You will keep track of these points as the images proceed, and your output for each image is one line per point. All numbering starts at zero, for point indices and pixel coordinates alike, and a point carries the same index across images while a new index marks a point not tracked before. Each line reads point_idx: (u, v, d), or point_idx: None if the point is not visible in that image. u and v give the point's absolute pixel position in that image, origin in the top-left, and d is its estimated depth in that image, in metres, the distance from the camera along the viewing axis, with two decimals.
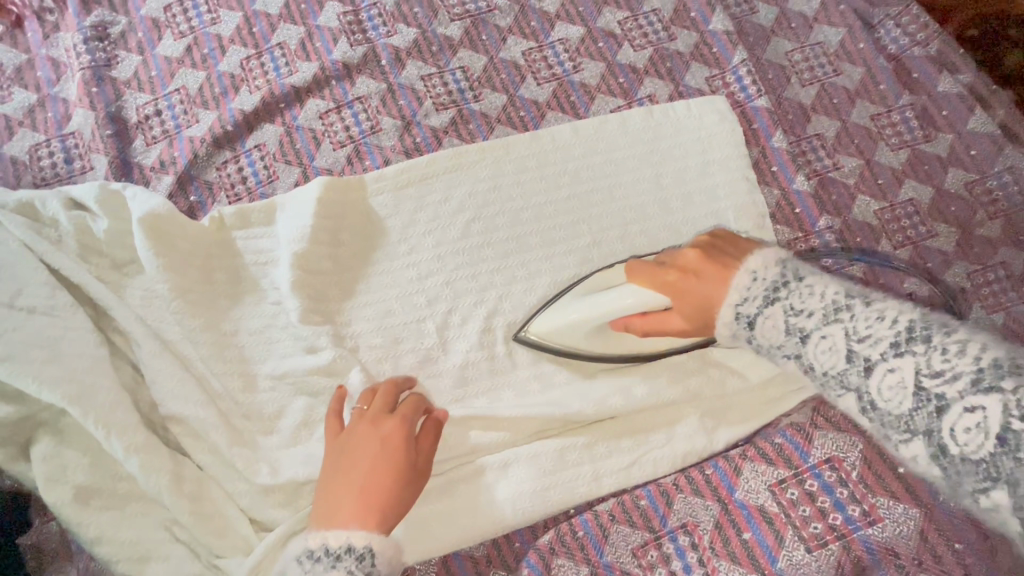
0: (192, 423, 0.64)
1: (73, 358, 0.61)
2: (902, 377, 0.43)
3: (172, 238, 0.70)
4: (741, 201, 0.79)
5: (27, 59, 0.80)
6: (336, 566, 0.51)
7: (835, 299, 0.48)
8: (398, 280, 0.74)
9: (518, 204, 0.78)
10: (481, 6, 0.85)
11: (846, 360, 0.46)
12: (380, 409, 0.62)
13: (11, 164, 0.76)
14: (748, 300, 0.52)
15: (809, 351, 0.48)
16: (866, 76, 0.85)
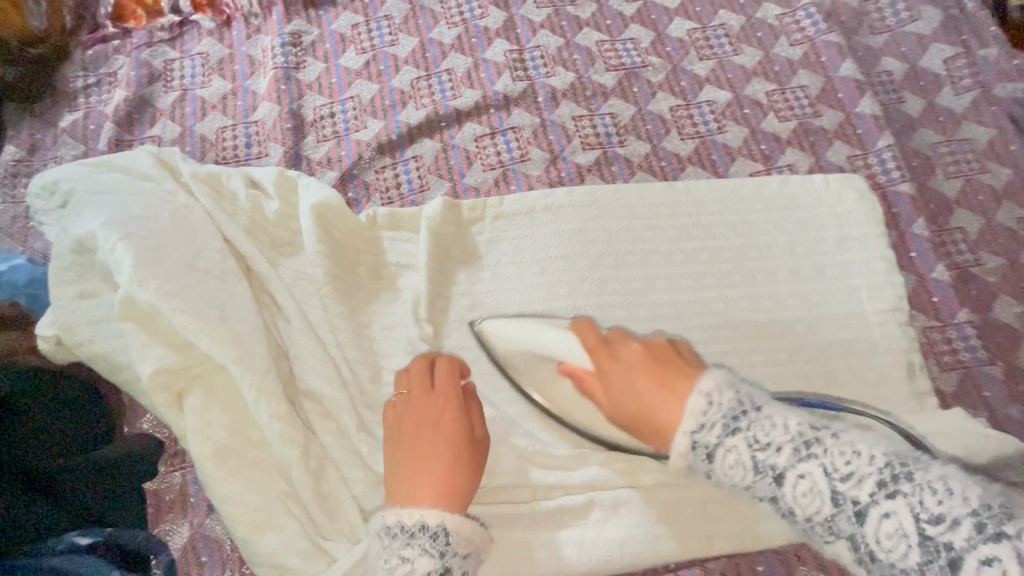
0: (325, 402, 0.67)
1: (236, 322, 0.65)
2: (811, 484, 0.41)
3: (333, 230, 0.75)
4: (876, 282, 0.78)
5: (229, 53, 0.90)
6: (411, 543, 0.51)
7: (801, 431, 0.42)
8: (527, 299, 0.77)
9: (652, 249, 0.80)
10: (636, 61, 0.91)
11: (834, 505, 0.40)
12: (420, 390, 0.63)
13: (200, 141, 0.84)
14: (705, 429, 0.45)
15: (786, 497, 0.42)
16: (1014, 179, 0.84)
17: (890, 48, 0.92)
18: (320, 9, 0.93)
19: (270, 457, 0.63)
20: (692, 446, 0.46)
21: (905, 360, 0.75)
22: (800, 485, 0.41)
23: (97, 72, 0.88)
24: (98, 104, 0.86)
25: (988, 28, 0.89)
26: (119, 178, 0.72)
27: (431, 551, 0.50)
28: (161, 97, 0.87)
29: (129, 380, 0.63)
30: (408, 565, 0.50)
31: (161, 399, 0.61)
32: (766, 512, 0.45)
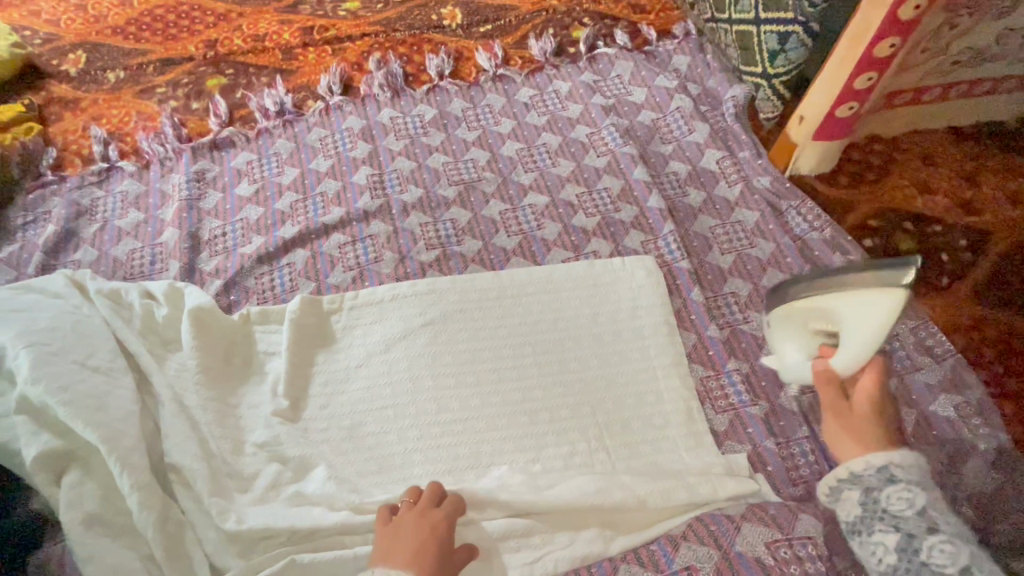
0: (186, 473, 0.80)
1: (114, 409, 0.80)
2: (912, 498, 0.69)
3: (209, 328, 0.92)
4: (661, 341, 0.95)
5: (145, 190, 1.12)
6: None
7: (922, 511, 0.68)
8: (373, 374, 0.92)
9: (479, 325, 0.97)
10: (474, 177, 1.14)
11: (915, 513, 0.68)
12: (427, 503, 0.75)
13: (113, 262, 1.03)
14: (902, 468, 0.71)
15: (886, 496, 0.70)
16: (776, 250, 1.04)
17: (676, 153, 1.15)
18: (223, 151, 1.17)
19: (133, 523, 0.75)
20: (860, 471, 0.73)
21: (684, 404, 0.90)
22: (893, 494, 0.70)
23: (34, 212, 1.09)
24: (32, 237, 1.06)
25: (744, 135, 1.14)
26: (38, 299, 0.90)
27: None
28: (85, 228, 1.07)
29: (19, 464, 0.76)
30: None
31: (41, 478, 0.74)
32: (848, 498, 0.74)
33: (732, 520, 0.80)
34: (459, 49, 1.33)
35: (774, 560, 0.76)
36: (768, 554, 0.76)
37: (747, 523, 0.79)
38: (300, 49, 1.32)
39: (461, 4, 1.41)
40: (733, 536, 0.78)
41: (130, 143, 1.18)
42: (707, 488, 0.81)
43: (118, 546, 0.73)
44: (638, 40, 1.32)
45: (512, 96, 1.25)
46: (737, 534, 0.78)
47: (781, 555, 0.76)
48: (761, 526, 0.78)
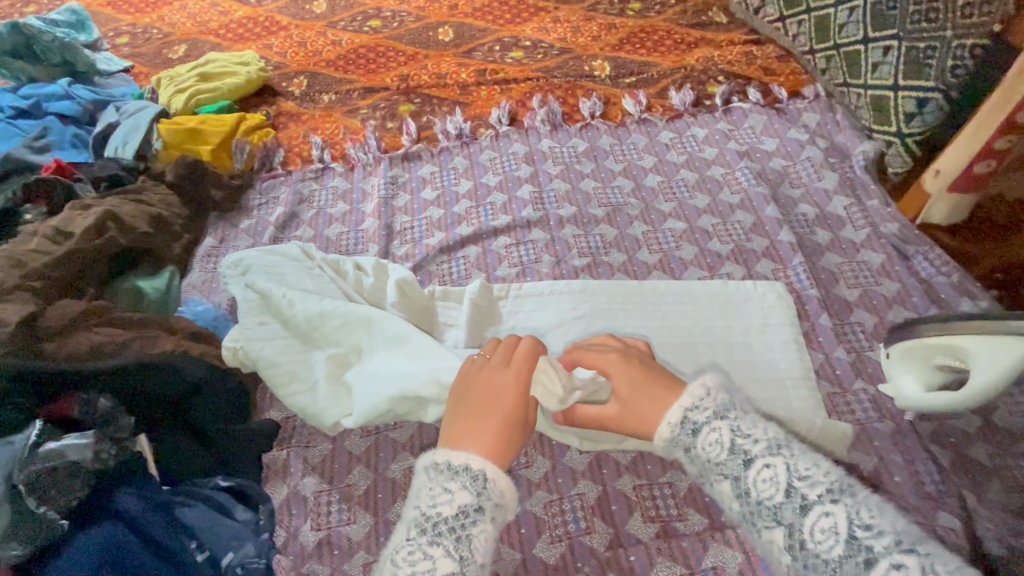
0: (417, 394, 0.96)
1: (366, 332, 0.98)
2: (774, 474, 0.59)
3: (407, 296, 1.11)
4: (791, 354, 1.05)
5: (350, 187, 1.38)
6: (454, 478, 0.63)
7: (783, 477, 0.59)
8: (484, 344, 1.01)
9: (631, 321, 1.10)
10: (620, 201, 1.31)
11: (786, 497, 0.58)
12: (498, 358, 0.75)
13: (326, 240, 1.28)
14: (698, 410, 0.65)
15: (750, 478, 0.60)
16: (901, 289, 1.13)
17: (805, 197, 1.28)
18: (411, 162, 1.42)
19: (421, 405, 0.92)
20: (682, 423, 0.66)
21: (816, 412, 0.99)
22: (756, 477, 0.60)
23: (266, 196, 1.37)
24: (265, 215, 1.34)
25: (873, 187, 1.26)
26: (278, 260, 1.10)
27: (469, 489, 0.63)
28: (305, 213, 1.34)
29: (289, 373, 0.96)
30: (449, 495, 0.62)
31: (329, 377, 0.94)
32: (723, 492, 0.62)
33: None
34: (608, 95, 1.55)
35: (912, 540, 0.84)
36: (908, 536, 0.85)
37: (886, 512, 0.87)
38: (475, 87, 1.59)
39: (610, 59, 1.64)
40: None
41: (339, 150, 1.46)
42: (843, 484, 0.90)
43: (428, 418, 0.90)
44: (770, 97, 1.48)
45: (654, 137, 1.44)
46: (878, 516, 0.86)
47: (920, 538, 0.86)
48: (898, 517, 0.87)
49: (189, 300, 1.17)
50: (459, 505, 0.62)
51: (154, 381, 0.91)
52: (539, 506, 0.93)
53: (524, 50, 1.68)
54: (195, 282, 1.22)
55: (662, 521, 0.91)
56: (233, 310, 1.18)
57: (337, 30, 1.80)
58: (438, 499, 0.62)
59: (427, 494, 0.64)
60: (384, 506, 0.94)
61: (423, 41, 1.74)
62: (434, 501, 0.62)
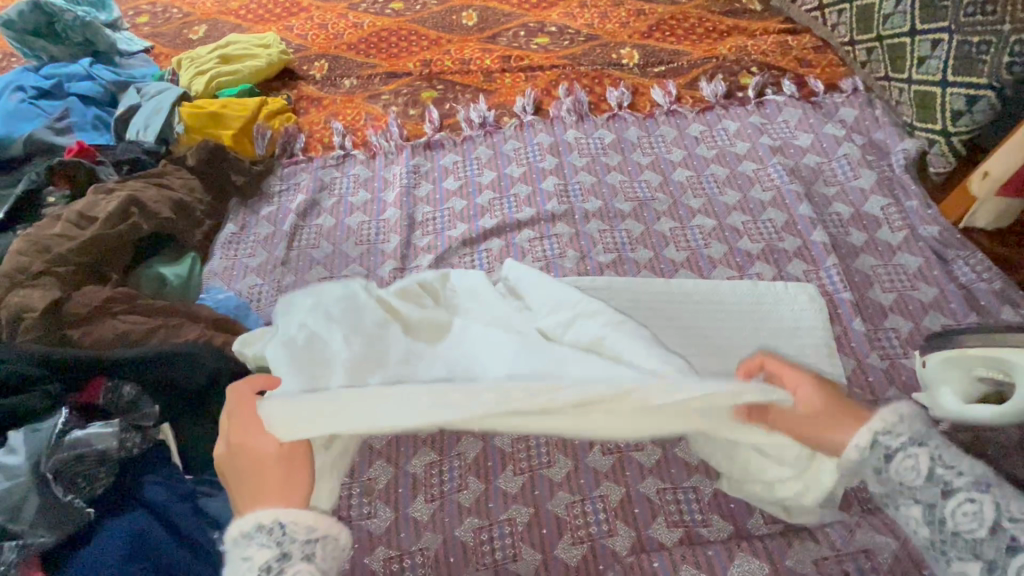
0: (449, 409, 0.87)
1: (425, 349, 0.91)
2: (978, 509, 0.56)
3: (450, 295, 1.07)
4: (822, 359, 1.02)
5: (372, 175, 1.36)
6: (261, 540, 0.61)
7: (984, 512, 0.55)
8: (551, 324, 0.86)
9: (653, 328, 1.03)
10: (648, 196, 1.28)
11: (990, 533, 0.55)
12: (235, 401, 0.70)
13: (347, 229, 1.27)
14: (890, 434, 0.62)
15: (948, 508, 0.57)
16: (939, 294, 1.10)
17: (840, 196, 1.24)
18: (434, 151, 1.39)
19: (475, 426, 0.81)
20: (872, 446, 0.63)
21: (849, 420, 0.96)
22: (956, 507, 0.57)
23: (287, 183, 1.35)
24: (286, 201, 1.32)
25: (912, 187, 1.21)
26: None
27: (273, 544, 0.60)
28: (326, 200, 1.32)
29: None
30: (254, 558, 0.60)
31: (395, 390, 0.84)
32: (910, 516, 0.60)
33: None
34: (636, 85, 1.50)
35: None
36: None
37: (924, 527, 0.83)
38: (499, 74, 1.55)
39: (639, 47, 1.59)
40: None
41: (361, 137, 1.44)
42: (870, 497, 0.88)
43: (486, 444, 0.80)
44: (805, 91, 1.43)
45: (684, 130, 1.40)
46: None
47: None
48: None
49: (210, 287, 1.16)
50: (264, 560, 0.59)
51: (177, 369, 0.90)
52: (561, 507, 0.92)
53: (549, 37, 1.64)
54: (215, 269, 1.21)
55: (685, 526, 0.89)
56: (254, 299, 1.17)
57: (359, 12, 1.76)
58: (246, 563, 0.60)
59: (235, 562, 0.61)
60: (404, 502, 0.93)
61: (447, 25, 1.70)
62: (241, 565, 0.60)
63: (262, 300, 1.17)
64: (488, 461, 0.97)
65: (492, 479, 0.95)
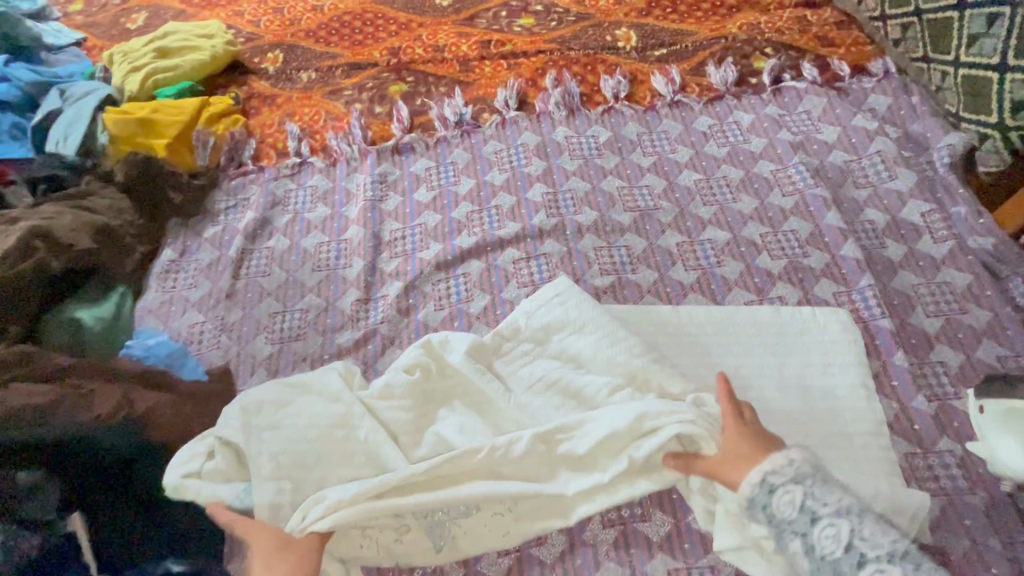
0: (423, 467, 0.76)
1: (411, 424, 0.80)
2: (837, 532, 0.60)
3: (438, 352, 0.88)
4: (860, 403, 0.86)
5: (333, 186, 1.18)
6: None
7: (848, 542, 0.59)
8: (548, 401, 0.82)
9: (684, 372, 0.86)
10: (650, 205, 1.11)
11: (845, 551, 0.59)
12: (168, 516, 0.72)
13: (302, 253, 1.09)
14: (777, 472, 0.64)
15: (816, 534, 0.60)
16: (993, 319, 0.94)
17: (873, 200, 1.07)
18: (403, 156, 1.21)
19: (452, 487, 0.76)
20: (761, 481, 0.65)
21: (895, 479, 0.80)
22: (822, 532, 0.60)
23: (235, 198, 1.17)
24: (233, 221, 1.15)
25: (958, 189, 1.04)
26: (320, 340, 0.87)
27: None
28: (279, 218, 1.14)
29: (298, 467, 0.75)
30: None
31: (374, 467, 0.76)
32: (793, 549, 0.62)
33: None
34: (634, 71, 1.31)
35: None
36: None
37: None
38: (477, 62, 1.35)
39: (636, 27, 1.39)
40: None
41: (319, 141, 1.25)
42: None
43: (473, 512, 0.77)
44: (828, 74, 1.24)
45: (690, 124, 1.21)
46: None
47: None
48: None
49: (141, 330, 0.99)
50: None
51: (88, 447, 0.76)
52: None
53: (534, 17, 1.44)
54: (150, 305, 1.05)
55: None
56: (195, 341, 1.00)
57: None
58: None
59: None
60: None
61: (418, 5, 1.49)
62: None
63: (203, 342, 1.00)
64: None
65: (472, 561, 0.80)
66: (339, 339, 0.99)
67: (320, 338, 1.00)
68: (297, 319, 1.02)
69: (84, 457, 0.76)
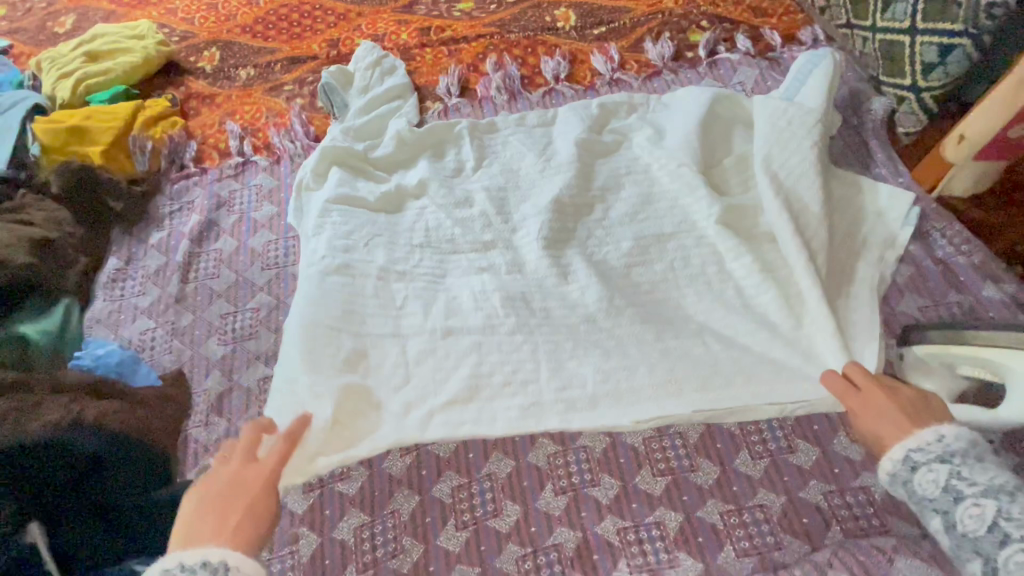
0: (371, 264, 0.96)
1: (393, 308, 0.92)
2: (982, 511, 0.60)
3: (401, 153, 1.11)
4: None
5: (277, 184, 1.18)
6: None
7: (1000, 484, 0.61)
8: (524, 343, 0.89)
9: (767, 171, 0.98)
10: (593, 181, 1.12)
11: (987, 531, 0.59)
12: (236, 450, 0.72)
13: (250, 252, 1.10)
14: (921, 451, 0.66)
15: (959, 513, 0.61)
16: (914, 273, 0.98)
17: None
18: None
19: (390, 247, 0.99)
20: (904, 461, 0.66)
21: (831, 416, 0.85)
22: (1012, 554, 0.57)
23: (179, 201, 1.17)
24: (178, 225, 1.14)
25: (882, 150, 1.08)
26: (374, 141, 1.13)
27: None
28: (225, 219, 1.14)
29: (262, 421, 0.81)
30: None
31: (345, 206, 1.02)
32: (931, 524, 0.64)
33: (885, 552, 0.75)
34: (573, 52, 1.32)
35: None
36: None
37: (902, 557, 0.75)
38: (418, 49, 1.35)
39: (576, 6, 1.40)
40: (887, 568, 0.74)
41: (262, 139, 1.24)
42: (843, 519, 0.81)
43: (376, 314, 0.92)
44: (761, 45, 1.27)
45: None
46: (891, 567, 0.74)
47: None
48: (919, 562, 0.74)
49: (92, 341, 1.00)
50: None
51: (66, 449, 0.77)
52: (511, 563, 0.81)
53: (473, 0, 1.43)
54: (99, 315, 1.05)
55: (651, 571, 0.80)
56: (147, 347, 1.01)
57: None
58: None
59: None
60: None
61: None
62: None
63: (154, 348, 1.01)
64: (426, 516, 0.85)
65: (432, 537, 0.84)
66: None
67: (272, 335, 1.01)
68: (248, 318, 1.03)
69: (64, 455, 0.77)
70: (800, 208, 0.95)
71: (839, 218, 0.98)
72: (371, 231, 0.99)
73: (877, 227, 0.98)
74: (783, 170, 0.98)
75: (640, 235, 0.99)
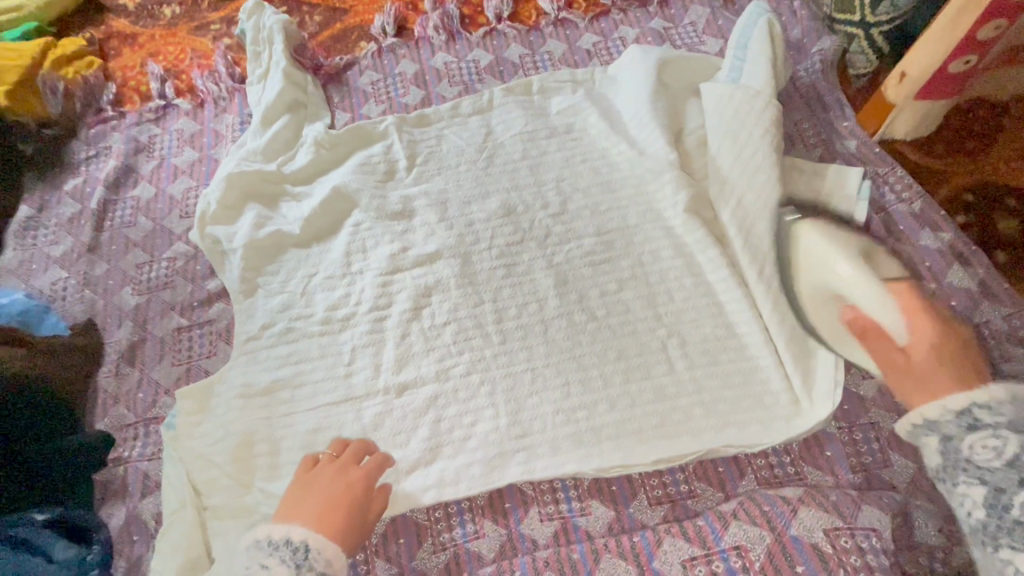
0: (317, 318, 0.91)
1: (331, 370, 0.88)
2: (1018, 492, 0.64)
3: (326, 159, 1.03)
4: (717, 312, 0.88)
5: (200, 129, 1.11)
6: (273, 554, 0.66)
7: None
8: (482, 384, 0.85)
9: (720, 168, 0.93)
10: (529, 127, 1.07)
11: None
12: (347, 460, 0.76)
13: (169, 200, 1.05)
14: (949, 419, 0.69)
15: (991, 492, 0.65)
16: None
17: None
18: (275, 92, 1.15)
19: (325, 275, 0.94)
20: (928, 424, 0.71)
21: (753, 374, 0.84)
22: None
23: (96, 146, 1.11)
24: (94, 171, 1.08)
25: (831, 92, 1.02)
26: (294, 146, 1.04)
27: (289, 562, 0.65)
28: (144, 164, 1.08)
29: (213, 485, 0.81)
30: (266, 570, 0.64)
31: (267, 231, 0.96)
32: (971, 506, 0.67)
33: (789, 502, 0.73)
34: None
35: (835, 548, 0.69)
36: (828, 541, 0.69)
37: (805, 507, 0.72)
38: None
39: None
40: (789, 519, 0.72)
41: (185, 82, 1.18)
42: (756, 467, 0.80)
43: (320, 364, 0.88)
44: None
45: (574, 43, 1.17)
46: (793, 517, 0.72)
47: (841, 544, 0.69)
48: (820, 512, 0.72)
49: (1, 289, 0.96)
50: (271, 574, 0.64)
51: None
52: (421, 511, 0.81)
53: None
54: (9, 264, 1.00)
55: (561, 518, 0.79)
56: (58, 297, 0.97)
57: None
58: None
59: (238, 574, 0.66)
60: None
61: None
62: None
63: (66, 298, 0.97)
64: None
65: None
66: (209, 285, 0.97)
67: (189, 285, 0.97)
68: (164, 268, 0.99)
69: None
70: (754, 220, 0.89)
71: (796, 214, 0.92)
72: (306, 272, 0.94)
73: (837, 207, 0.91)
74: (734, 170, 0.92)
75: (581, 218, 0.97)
